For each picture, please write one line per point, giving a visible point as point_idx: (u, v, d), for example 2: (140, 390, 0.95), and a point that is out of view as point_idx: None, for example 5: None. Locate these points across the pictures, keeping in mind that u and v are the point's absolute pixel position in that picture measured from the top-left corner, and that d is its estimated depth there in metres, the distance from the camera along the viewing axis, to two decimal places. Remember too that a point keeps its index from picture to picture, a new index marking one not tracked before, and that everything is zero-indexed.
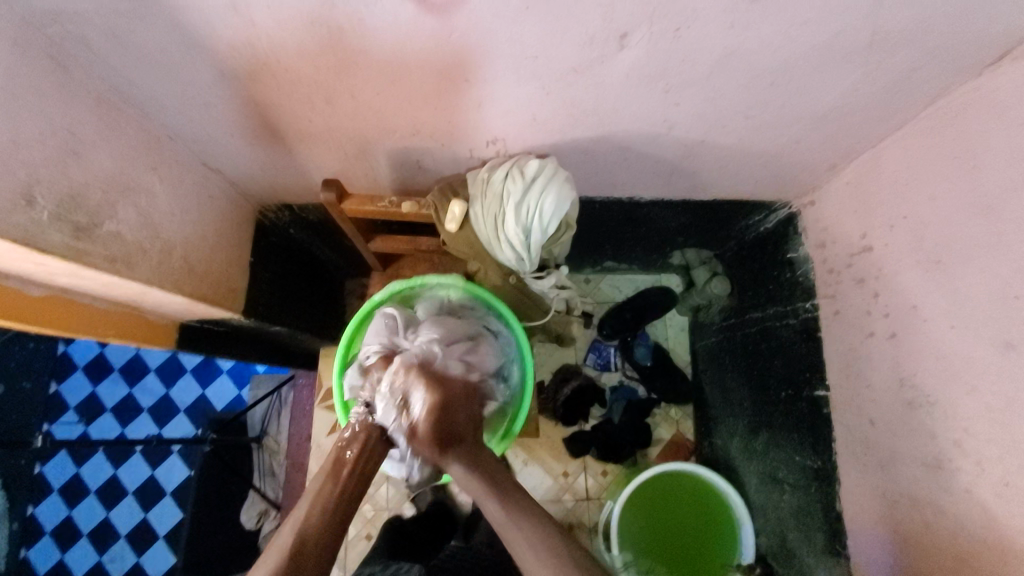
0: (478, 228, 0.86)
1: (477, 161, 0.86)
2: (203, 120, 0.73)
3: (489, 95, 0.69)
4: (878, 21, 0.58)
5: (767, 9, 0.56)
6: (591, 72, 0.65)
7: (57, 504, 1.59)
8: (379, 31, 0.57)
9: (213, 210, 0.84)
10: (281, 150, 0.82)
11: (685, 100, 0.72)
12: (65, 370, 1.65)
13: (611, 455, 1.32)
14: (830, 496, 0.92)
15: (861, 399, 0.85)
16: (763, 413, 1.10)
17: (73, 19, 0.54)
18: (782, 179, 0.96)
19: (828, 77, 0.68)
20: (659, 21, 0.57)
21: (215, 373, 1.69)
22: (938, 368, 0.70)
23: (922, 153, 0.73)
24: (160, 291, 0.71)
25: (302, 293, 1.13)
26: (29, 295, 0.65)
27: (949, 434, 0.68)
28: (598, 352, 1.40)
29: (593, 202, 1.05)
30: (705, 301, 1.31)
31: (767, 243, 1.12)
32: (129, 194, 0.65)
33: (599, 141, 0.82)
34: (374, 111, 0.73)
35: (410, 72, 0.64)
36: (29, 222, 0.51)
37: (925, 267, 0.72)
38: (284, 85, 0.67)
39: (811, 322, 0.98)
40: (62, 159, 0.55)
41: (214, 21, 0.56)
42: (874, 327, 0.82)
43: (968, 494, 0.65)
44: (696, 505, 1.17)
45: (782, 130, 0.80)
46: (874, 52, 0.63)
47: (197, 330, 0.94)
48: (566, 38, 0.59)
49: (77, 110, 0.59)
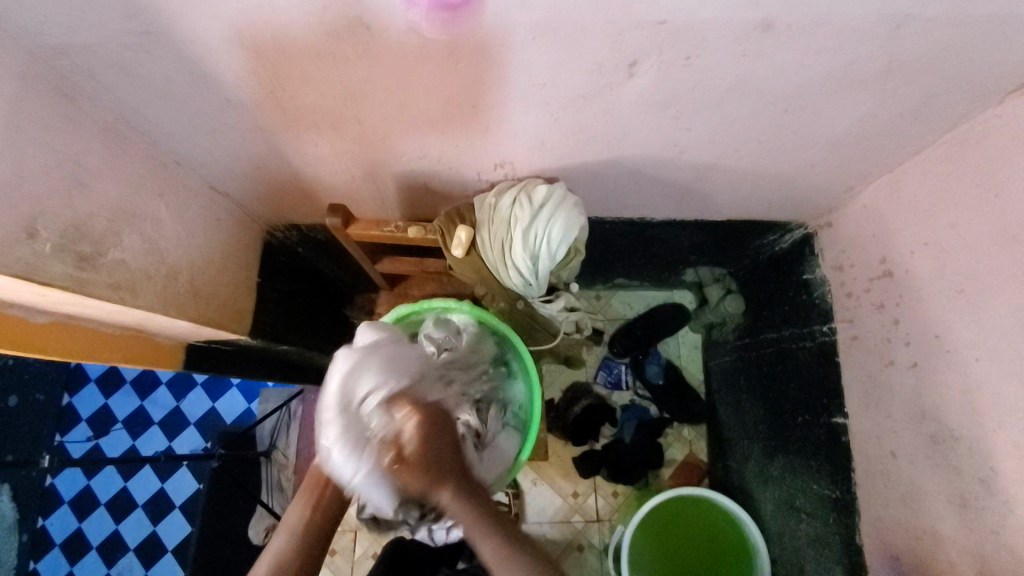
0: (485, 254, 0.84)
1: (484, 183, 0.85)
2: (210, 146, 0.73)
3: (496, 121, 0.68)
4: (896, 49, 0.57)
5: (781, 38, 0.54)
6: (599, 98, 0.64)
7: (68, 516, 1.60)
8: (383, 59, 0.57)
9: (220, 233, 0.84)
10: (287, 174, 0.82)
11: (697, 125, 0.70)
12: (78, 382, 1.67)
13: (622, 476, 1.28)
14: (849, 528, 0.89)
15: (881, 430, 0.82)
16: (779, 438, 1.07)
17: (79, 51, 0.54)
18: (797, 201, 0.93)
19: (846, 102, 0.66)
20: (668, 50, 0.56)
21: (225, 387, 1.69)
22: (962, 402, 0.67)
23: (944, 178, 0.70)
24: (165, 316, 0.71)
25: (311, 311, 1.13)
26: (33, 323, 0.65)
27: (975, 472, 0.65)
28: (609, 369, 1.38)
29: (603, 222, 1.04)
30: (719, 319, 1.30)
31: (782, 264, 1.10)
32: (134, 221, 0.65)
33: (609, 164, 0.80)
34: (380, 137, 0.72)
35: (417, 100, 0.64)
36: (32, 254, 0.51)
37: (948, 296, 0.69)
38: (290, 112, 0.66)
39: (828, 346, 0.95)
40: (66, 190, 0.55)
41: (218, 51, 0.55)
42: (894, 356, 0.79)
43: (996, 537, 0.62)
44: (709, 530, 1.14)
45: (797, 154, 0.78)
46: (892, 78, 0.61)
47: (204, 350, 0.93)
48: (573, 66, 0.58)
49: (83, 139, 0.59)
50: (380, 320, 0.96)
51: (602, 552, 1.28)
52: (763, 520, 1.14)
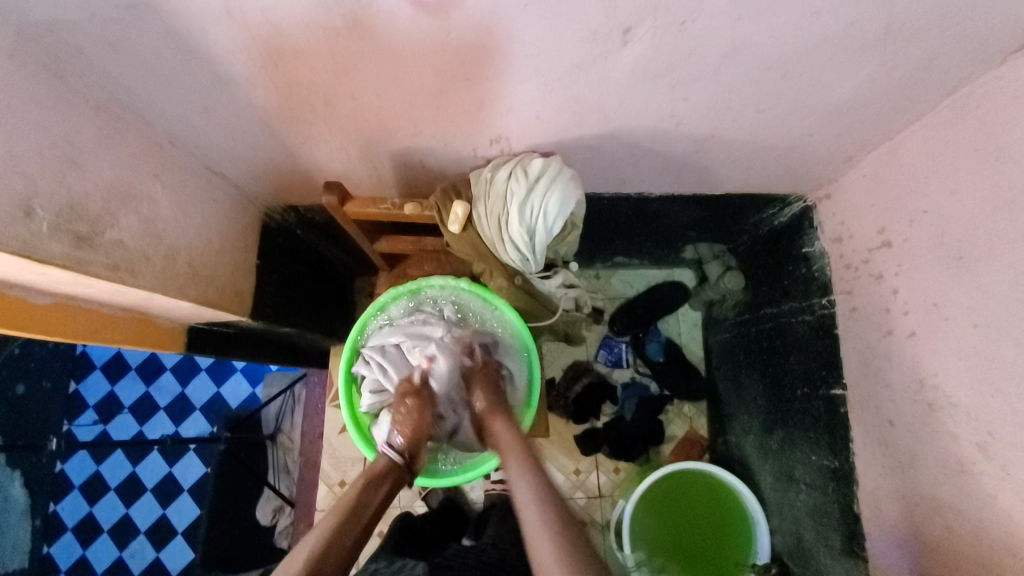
0: (482, 229, 0.85)
1: (481, 159, 0.84)
2: (205, 126, 0.73)
3: (491, 94, 0.68)
4: (893, 11, 0.56)
5: (777, 0, 0.53)
6: (594, 68, 0.63)
7: (79, 500, 1.63)
8: (374, 30, 0.56)
9: (219, 214, 0.84)
10: (282, 152, 0.82)
11: (693, 95, 0.69)
12: (84, 369, 1.69)
13: (622, 454, 1.31)
14: (847, 498, 0.90)
15: (879, 400, 0.82)
16: (777, 409, 1.08)
17: (68, 28, 0.54)
18: (796, 172, 0.93)
19: (843, 68, 0.65)
20: (663, 15, 0.55)
21: (229, 372, 1.70)
22: (958, 368, 0.68)
23: (944, 144, 0.70)
24: (165, 296, 0.71)
25: (311, 293, 1.13)
26: (35, 304, 0.65)
27: (971, 437, 0.66)
28: (609, 348, 1.38)
29: (601, 199, 1.03)
30: (720, 295, 1.29)
31: (781, 238, 1.09)
32: (129, 200, 0.65)
33: (605, 138, 0.80)
34: (373, 112, 0.72)
35: (409, 72, 0.63)
36: (28, 233, 0.51)
37: (945, 263, 0.69)
38: (283, 88, 0.66)
39: (827, 319, 0.95)
40: (61, 169, 0.55)
41: (207, 25, 0.55)
42: (893, 326, 0.79)
43: (990, 500, 0.63)
44: (712, 507, 1.15)
45: (796, 123, 0.77)
46: (889, 43, 0.61)
47: (208, 332, 0.94)
48: (568, 34, 0.57)
49: (75, 118, 0.58)
50: (379, 300, 0.98)
51: (604, 528, 1.28)
52: (762, 493, 1.16)
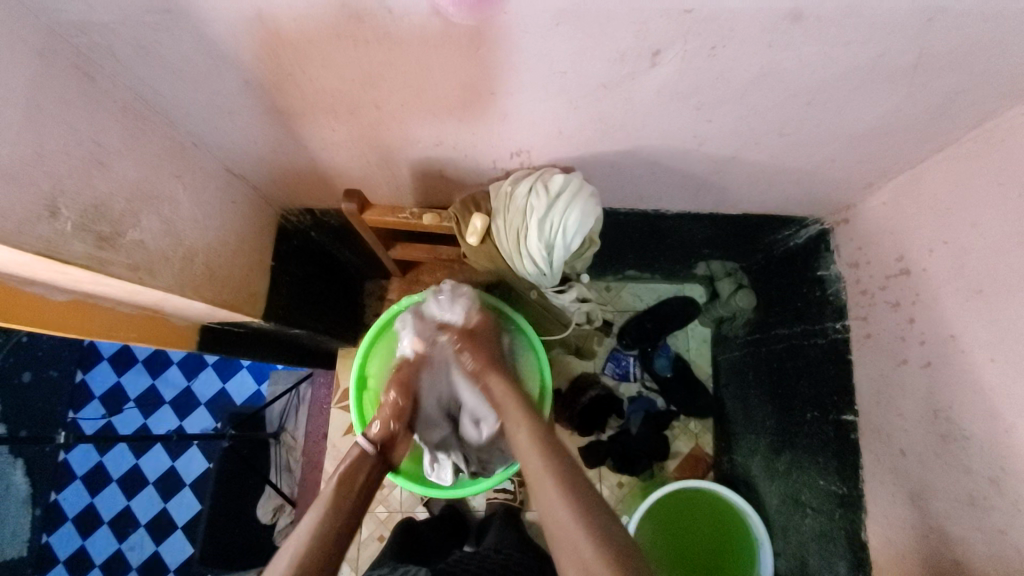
0: (500, 242, 0.84)
1: (500, 171, 0.84)
2: (228, 129, 0.73)
3: (514, 108, 0.68)
4: (924, 44, 0.55)
5: (810, 29, 0.53)
6: (620, 88, 0.63)
7: (81, 491, 1.63)
8: (403, 41, 0.56)
9: (236, 215, 0.84)
10: (303, 157, 0.82)
11: (717, 117, 0.69)
12: (91, 360, 1.69)
13: (628, 468, 1.29)
14: (855, 524, 0.89)
15: (893, 429, 0.81)
16: (787, 432, 1.07)
17: (100, 29, 0.54)
18: (815, 196, 0.92)
19: (870, 97, 0.65)
20: (693, 40, 0.55)
21: (235, 368, 1.71)
22: (975, 403, 0.67)
23: (968, 176, 0.69)
24: (181, 296, 0.71)
25: (322, 295, 1.13)
26: (53, 301, 0.65)
27: (986, 472, 0.65)
28: (617, 362, 1.38)
29: (617, 213, 1.03)
30: (729, 313, 1.27)
31: (796, 259, 1.09)
32: (152, 201, 0.65)
33: (626, 155, 0.80)
34: (397, 122, 0.72)
35: (435, 85, 0.63)
36: (52, 233, 0.51)
37: (966, 295, 0.69)
38: (307, 95, 0.66)
39: (840, 344, 0.94)
40: (87, 170, 0.55)
41: (239, 33, 0.55)
42: (909, 355, 0.78)
43: (1003, 537, 0.62)
44: (716, 525, 1.14)
45: (819, 148, 0.77)
46: (919, 74, 0.60)
47: (219, 333, 0.94)
48: (597, 54, 0.57)
49: (101, 118, 0.59)
50: (395, 306, 0.99)
51: None
52: (767, 514, 1.15)
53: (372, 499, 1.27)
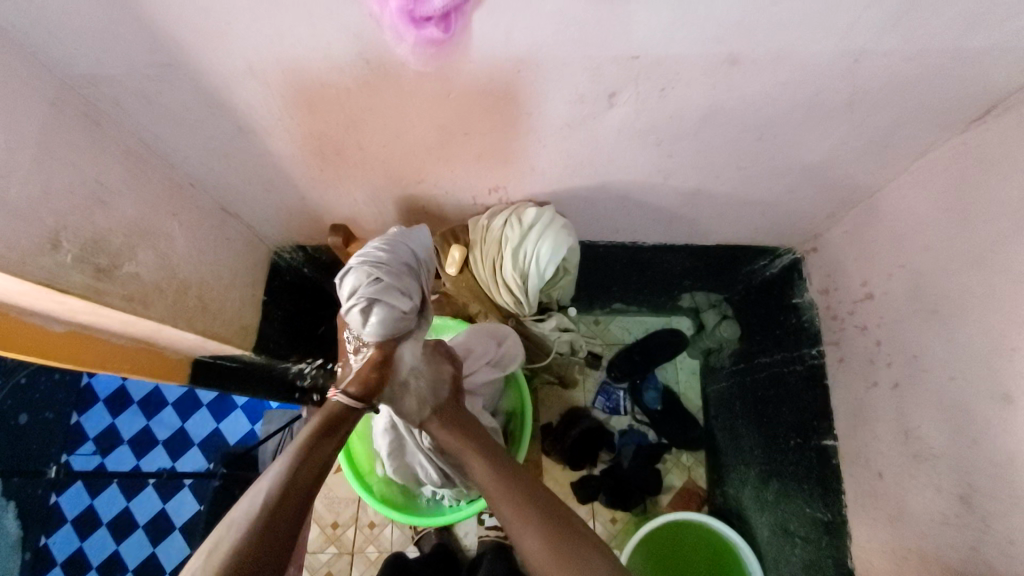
0: (477, 273, 0.91)
1: (479, 207, 0.89)
2: (223, 170, 0.79)
3: (488, 147, 0.73)
4: (855, 83, 0.61)
5: (748, 71, 0.58)
6: (582, 127, 0.68)
7: (70, 535, 1.59)
8: (381, 88, 0.61)
9: (230, 252, 0.89)
10: (294, 196, 0.87)
11: (678, 153, 0.74)
12: (87, 402, 1.69)
13: (621, 502, 1.28)
14: (841, 552, 0.89)
15: (869, 450, 0.82)
16: (772, 461, 1.07)
17: (107, 81, 0.60)
18: (784, 226, 0.96)
19: (818, 132, 0.70)
20: (643, 83, 0.60)
21: (229, 408, 1.73)
22: (941, 420, 0.68)
23: (916, 204, 0.74)
24: (174, 327, 0.75)
25: (313, 331, 1.16)
26: (51, 331, 0.69)
27: (955, 488, 0.66)
28: (607, 396, 1.38)
29: (597, 246, 1.08)
30: (716, 344, 1.31)
31: (772, 289, 1.13)
32: (148, 238, 0.70)
33: (597, 190, 0.85)
34: (380, 161, 0.77)
35: (414, 127, 0.69)
36: (53, 265, 0.55)
37: (923, 316, 0.72)
38: (295, 138, 0.71)
39: (817, 369, 0.96)
40: (89, 207, 0.60)
41: (234, 83, 0.61)
42: (877, 377, 0.81)
43: (974, 553, 0.63)
44: (707, 556, 1.14)
45: (778, 179, 0.82)
46: (856, 110, 0.65)
47: (211, 366, 0.96)
48: (559, 96, 0.62)
49: (104, 160, 0.64)
50: None
51: None
52: (759, 547, 1.13)
53: (363, 539, 1.26)
